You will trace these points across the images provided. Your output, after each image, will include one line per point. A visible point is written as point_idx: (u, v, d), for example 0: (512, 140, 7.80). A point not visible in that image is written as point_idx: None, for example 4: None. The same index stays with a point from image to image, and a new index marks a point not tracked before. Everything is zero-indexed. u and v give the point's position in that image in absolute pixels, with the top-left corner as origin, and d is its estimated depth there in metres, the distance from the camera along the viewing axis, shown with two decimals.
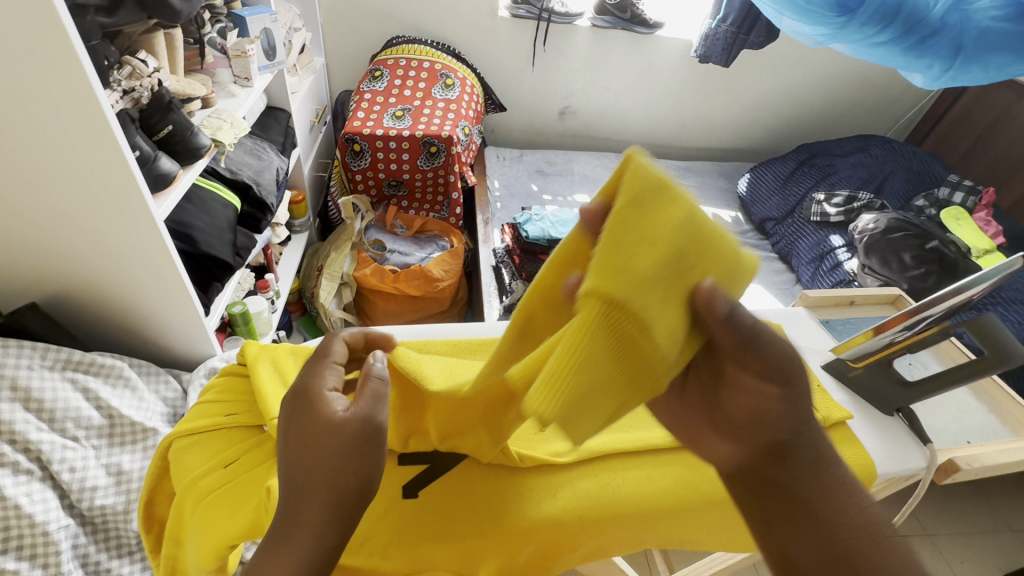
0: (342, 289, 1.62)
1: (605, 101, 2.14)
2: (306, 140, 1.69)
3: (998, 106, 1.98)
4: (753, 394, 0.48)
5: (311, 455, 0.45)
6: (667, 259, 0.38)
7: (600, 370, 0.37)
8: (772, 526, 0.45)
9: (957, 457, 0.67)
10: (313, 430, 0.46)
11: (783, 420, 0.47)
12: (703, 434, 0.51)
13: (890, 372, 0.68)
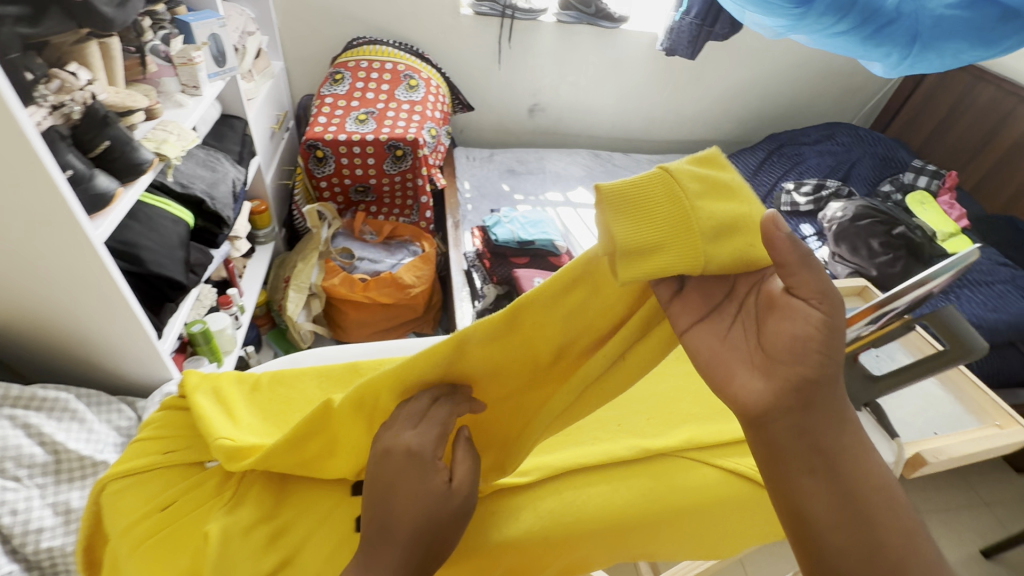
0: (311, 300, 1.58)
1: (574, 97, 2.12)
2: (267, 148, 1.64)
3: (959, 90, 2.01)
4: (799, 323, 0.44)
5: (409, 514, 0.46)
6: (718, 185, 0.47)
7: (646, 204, 0.44)
8: (788, 476, 0.45)
9: (925, 450, 0.68)
10: (411, 485, 0.46)
11: (817, 357, 0.44)
12: (734, 366, 0.46)
13: (856, 367, 0.68)
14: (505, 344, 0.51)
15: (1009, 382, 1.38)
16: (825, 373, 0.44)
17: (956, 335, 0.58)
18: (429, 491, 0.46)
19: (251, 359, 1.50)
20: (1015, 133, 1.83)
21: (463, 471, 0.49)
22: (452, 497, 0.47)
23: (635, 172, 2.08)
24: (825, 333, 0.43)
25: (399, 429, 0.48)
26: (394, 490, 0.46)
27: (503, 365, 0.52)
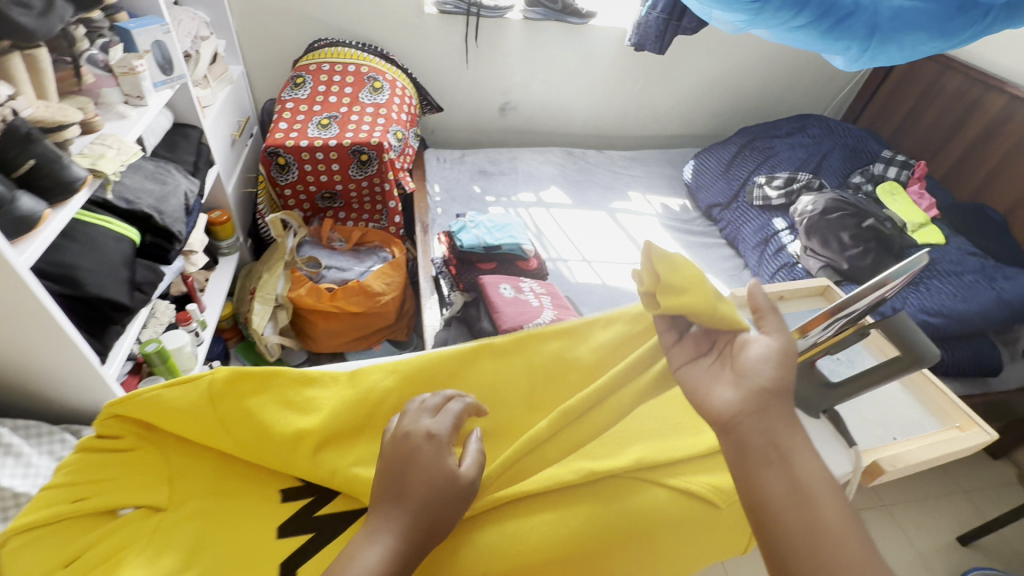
0: (277, 311, 1.54)
1: (545, 94, 2.09)
2: (227, 156, 1.59)
3: (927, 78, 2.02)
4: (764, 345, 0.49)
5: (422, 486, 0.48)
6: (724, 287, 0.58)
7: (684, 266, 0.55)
8: (749, 469, 0.44)
9: (882, 458, 0.66)
10: (427, 461, 0.49)
11: (779, 370, 0.47)
12: (708, 383, 0.50)
13: (812, 372, 0.66)
14: (506, 375, 0.64)
15: (980, 371, 1.38)
16: (784, 380, 0.47)
17: (906, 342, 0.57)
18: (443, 467, 0.49)
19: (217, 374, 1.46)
20: (983, 121, 1.83)
21: (472, 460, 0.52)
22: (462, 480, 0.50)
23: (609, 169, 2.06)
24: (782, 356, 0.48)
25: (420, 415, 0.53)
26: (410, 463, 0.49)
27: (502, 389, 0.64)
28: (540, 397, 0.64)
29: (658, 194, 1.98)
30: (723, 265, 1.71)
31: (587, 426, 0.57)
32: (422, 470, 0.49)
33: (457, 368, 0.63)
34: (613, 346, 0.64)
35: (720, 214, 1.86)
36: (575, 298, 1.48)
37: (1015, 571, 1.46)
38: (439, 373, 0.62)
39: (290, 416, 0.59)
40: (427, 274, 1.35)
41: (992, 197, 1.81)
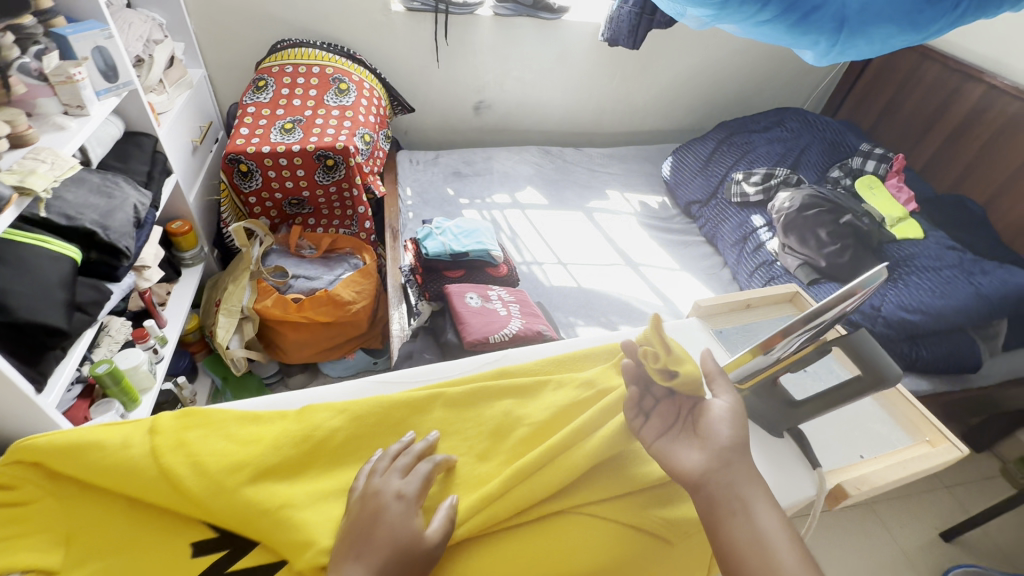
0: (243, 323, 1.49)
1: (520, 91, 2.04)
2: (188, 164, 1.54)
3: (906, 68, 1.99)
4: (722, 406, 0.54)
5: (386, 543, 0.47)
6: None
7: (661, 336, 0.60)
8: (716, 521, 0.49)
9: (847, 481, 0.62)
10: (396, 521, 0.49)
11: (736, 428, 0.53)
12: (673, 445, 0.53)
13: (775, 391, 0.64)
14: (457, 425, 0.61)
15: (960, 368, 1.36)
16: (740, 436, 0.52)
17: (870, 363, 0.56)
18: (411, 528, 0.49)
19: (182, 390, 1.42)
20: (962, 111, 1.81)
21: (439, 524, 0.51)
22: (426, 543, 0.49)
23: (587, 167, 2.02)
24: (734, 413, 0.54)
25: (390, 475, 0.53)
26: (377, 519, 0.49)
27: (461, 433, 0.61)
28: (486, 445, 0.60)
29: (636, 192, 1.95)
30: (702, 263, 1.68)
31: (545, 479, 0.55)
32: (391, 524, 0.49)
33: (408, 412, 0.61)
34: (563, 408, 0.62)
35: (699, 211, 1.83)
36: (549, 303, 1.44)
37: (999, 566, 1.45)
38: (397, 419, 0.60)
39: (228, 447, 0.54)
40: (395, 283, 1.31)
41: (972, 188, 1.79)
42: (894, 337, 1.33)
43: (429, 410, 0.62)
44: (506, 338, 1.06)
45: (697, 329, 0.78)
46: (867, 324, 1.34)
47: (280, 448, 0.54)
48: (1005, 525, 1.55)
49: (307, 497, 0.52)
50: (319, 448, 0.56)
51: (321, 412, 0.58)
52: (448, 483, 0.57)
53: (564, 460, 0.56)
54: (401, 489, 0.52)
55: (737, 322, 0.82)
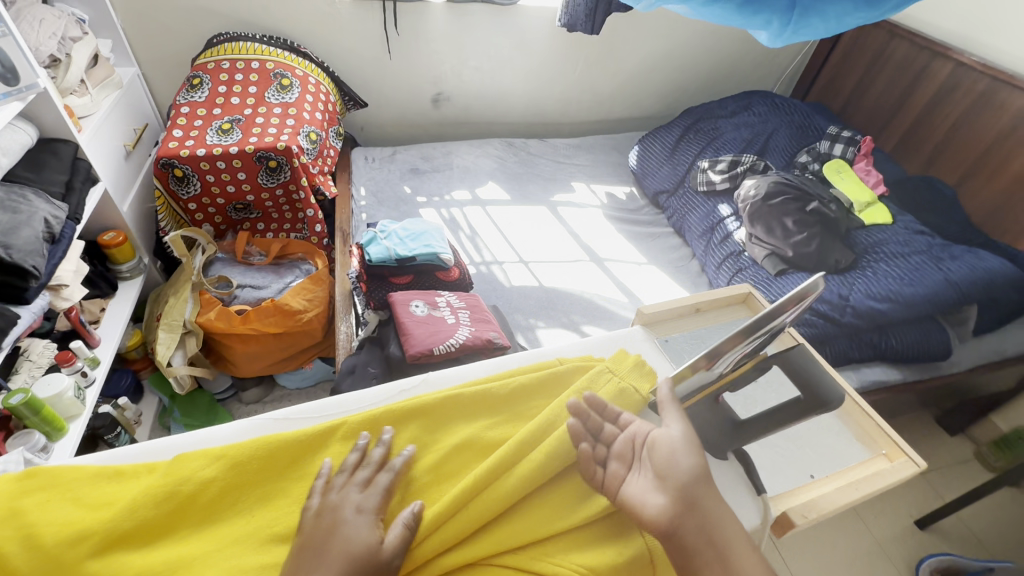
0: (187, 338, 1.40)
1: (480, 83, 1.96)
2: (121, 171, 1.44)
3: (874, 47, 1.94)
4: (671, 436, 0.55)
5: (343, 552, 0.49)
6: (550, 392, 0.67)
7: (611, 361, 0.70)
8: (694, 567, 0.49)
9: (794, 509, 0.58)
10: (359, 532, 0.51)
11: (692, 463, 0.53)
12: (634, 490, 0.53)
13: (719, 408, 0.64)
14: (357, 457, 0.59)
15: (929, 356, 1.33)
16: (695, 470, 0.53)
17: (810, 380, 0.59)
18: (368, 538, 0.50)
19: (124, 413, 1.33)
20: (930, 90, 1.77)
21: (399, 531, 0.51)
22: (383, 554, 0.49)
23: (552, 159, 1.95)
24: (684, 442, 0.55)
25: (348, 488, 0.55)
26: (332, 532, 0.50)
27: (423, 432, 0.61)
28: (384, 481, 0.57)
29: (603, 183, 1.88)
30: (670, 256, 1.62)
31: (477, 506, 0.55)
32: (351, 529, 0.51)
33: (305, 448, 0.58)
34: (460, 446, 0.60)
35: (667, 201, 1.77)
36: (507, 305, 1.38)
37: (972, 554, 1.43)
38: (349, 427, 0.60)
39: (73, 514, 0.51)
40: (340, 291, 1.24)
41: (942, 168, 1.75)
42: (863, 328, 1.29)
43: (327, 446, 0.59)
44: (453, 348, 1.00)
45: (642, 340, 0.76)
46: (836, 315, 1.28)
47: (137, 511, 0.51)
48: (980, 510, 1.52)
49: (166, 563, 0.50)
50: (235, 489, 0.55)
51: (194, 463, 0.55)
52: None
53: (473, 508, 0.55)
54: (361, 504, 0.53)
55: (688, 329, 0.79)
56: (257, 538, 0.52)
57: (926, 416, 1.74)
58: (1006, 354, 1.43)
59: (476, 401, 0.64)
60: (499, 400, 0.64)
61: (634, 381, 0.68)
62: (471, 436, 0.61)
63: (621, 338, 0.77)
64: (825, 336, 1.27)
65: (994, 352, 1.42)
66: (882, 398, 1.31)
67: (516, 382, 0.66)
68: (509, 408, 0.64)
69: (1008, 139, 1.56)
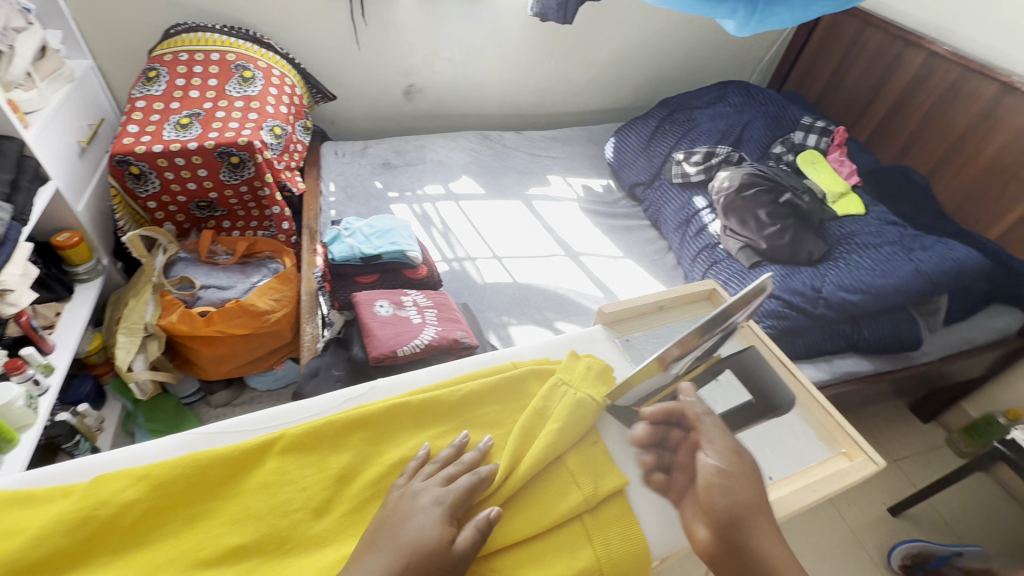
0: (148, 342, 1.36)
1: (452, 74, 1.91)
2: (75, 169, 1.38)
3: (849, 36, 1.93)
4: (710, 471, 0.55)
5: (409, 544, 0.49)
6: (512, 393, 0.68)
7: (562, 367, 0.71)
8: None
9: None
10: (428, 523, 0.51)
11: (732, 499, 0.53)
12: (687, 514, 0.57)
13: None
14: (294, 472, 0.57)
15: (899, 347, 1.34)
16: (735, 507, 0.52)
17: (757, 381, 0.69)
18: (438, 534, 0.50)
19: (83, 420, 1.28)
20: (904, 79, 1.76)
21: (470, 532, 0.51)
22: (452, 551, 0.50)
23: (528, 151, 1.92)
24: (721, 473, 0.54)
25: (430, 481, 0.56)
26: (404, 521, 0.51)
27: (432, 418, 0.64)
28: (327, 495, 0.56)
29: (580, 175, 1.86)
30: (646, 249, 1.61)
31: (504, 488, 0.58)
32: (416, 523, 0.51)
33: (237, 466, 0.56)
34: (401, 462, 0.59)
35: (644, 193, 1.75)
36: (478, 302, 1.35)
37: (943, 539, 1.44)
38: (387, 422, 0.62)
39: None
40: (306, 291, 1.21)
41: (915, 158, 1.76)
42: (836, 319, 1.29)
43: (262, 462, 0.57)
44: (418, 349, 0.97)
45: (603, 341, 0.78)
46: (809, 307, 1.28)
47: (48, 538, 0.49)
48: (950, 497, 1.54)
49: None
50: (247, 485, 0.55)
51: (114, 484, 0.53)
52: (278, 546, 0.53)
53: (507, 489, 0.58)
54: (436, 495, 0.54)
55: (648, 328, 0.80)
56: (182, 563, 0.50)
57: (900, 404, 1.75)
58: (975, 343, 1.44)
59: (449, 399, 0.65)
60: (445, 410, 0.65)
61: (588, 388, 0.68)
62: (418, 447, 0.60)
63: (581, 338, 0.78)
64: (798, 328, 1.27)
65: (965, 341, 1.43)
66: (854, 388, 1.32)
67: (464, 390, 0.66)
68: (456, 417, 0.65)
69: (978, 128, 1.57)
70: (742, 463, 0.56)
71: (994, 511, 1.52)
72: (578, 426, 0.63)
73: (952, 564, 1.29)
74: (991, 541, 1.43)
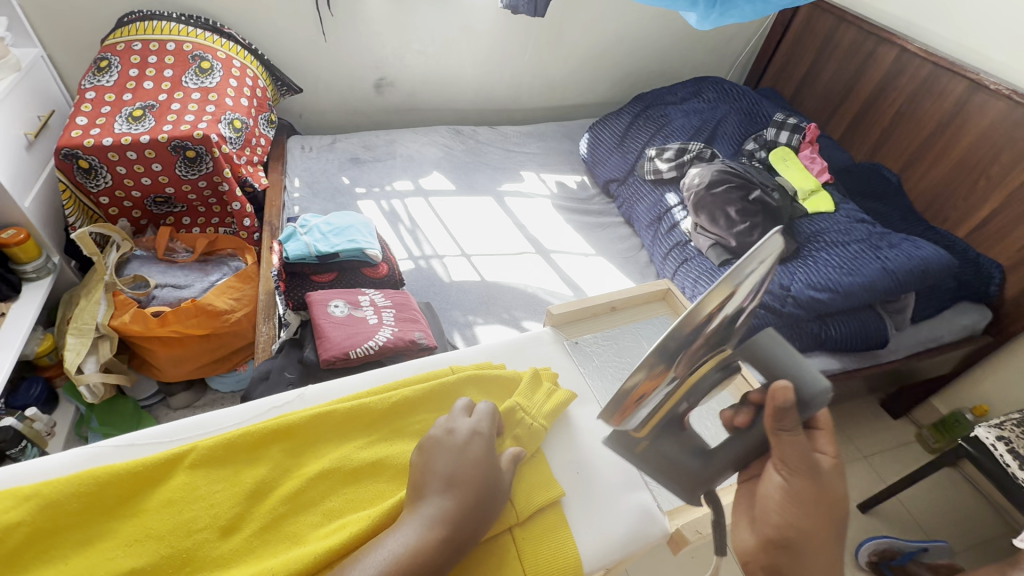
0: (99, 343, 1.30)
1: (424, 67, 1.87)
2: (22, 163, 1.31)
3: (823, 32, 1.93)
4: (775, 486, 0.51)
5: (463, 471, 0.54)
6: (467, 392, 0.68)
7: (508, 374, 0.71)
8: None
9: (688, 525, 0.63)
10: (475, 461, 0.55)
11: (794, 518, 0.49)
12: (743, 515, 0.53)
13: (683, 436, 0.60)
14: (204, 487, 0.55)
15: (867, 344, 1.34)
16: (796, 528, 0.48)
17: (781, 370, 0.55)
18: (486, 462, 0.55)
19: (32, 425, 1.23)
20: (877, 75, 1.76)
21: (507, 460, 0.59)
22: (501, 480, 0.56)
23: (501, 147, 1.89)
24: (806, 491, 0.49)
25: (458, 416, 0.60)
26: (451, 454, 0.55)
27: (417, 405, 0.65)
28: (238, 512, 0.54)
29: (553, 171, 1.83)
30: (618, 246, 1.59)
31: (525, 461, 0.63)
32: (465, 458, 0.55)
33: (142, 482, 0.54)
34: (326, 472, 0.58)
35: (617, 189, 1.74)
36: (443, 301, 1.32)
37: (911, 535, 1.42)
38: (393, 403, 0.64)
39: None
40: (262, 290, 1.17)
41: (887, 155, 1.76)
42: (804, 318, 1.28)
43: (169, 477, 0.55)
44: (372, 350, 0.94)
45: (548, 343, 0.80)
46: (777, 305, 1.26)
47: None
48: (918, 493, 1.53)
49: None
50: (268, 455, 0.58)
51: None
52: (179, 567, 0.50)
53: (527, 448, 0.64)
54: (465, 424, 0.58)
55: (599, 330, 0.84)
56: None
57: (871, 401, 1.75)
58: (941, 340, 1.45)
59: (397, 389, 0.67)
60: (375, 417, 0.63)
61: (541, 415, 0.67)
62: (341, 460, 0.59)
63: (527, 342, 0.80)
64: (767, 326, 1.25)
65: (930, 338, 1.44)
66: None
67: (397, 397, 0.65)
68: (390, 425, 0.64)
69: (948, 125, 1.57)
70: (817, 487, 0.49)
71: (959, 505, 1.52)
72: (527, 445, 0.64)
73: (916, 560, 1.28)
74: (955, 538, 1.44)
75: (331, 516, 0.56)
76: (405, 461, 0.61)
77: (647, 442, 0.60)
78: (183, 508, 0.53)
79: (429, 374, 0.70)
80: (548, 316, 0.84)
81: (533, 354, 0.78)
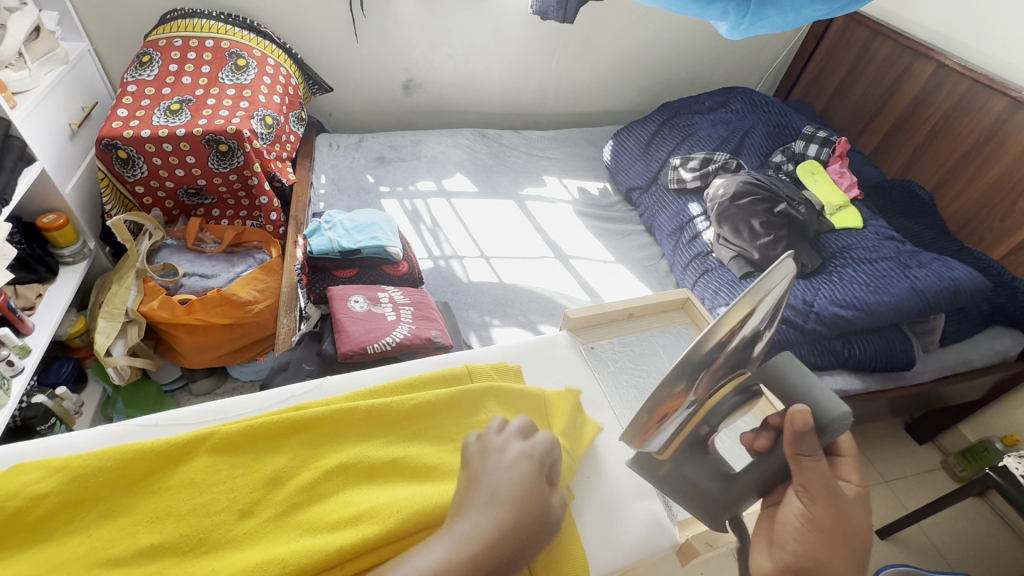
0: (127, 327, 1.35)
1: (452, 70, 1.89)
2: (65, 151, 1.37)
3: (858, 45, 1.89)
4: (795, 513, 0.50)
5: (509, 497, 0.47)
6: (489, 403, 0.68)
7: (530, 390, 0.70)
8: None
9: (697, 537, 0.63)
10: (525, 489, 0.47)
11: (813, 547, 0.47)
12: (761, 540, 0.51)
13: (708, 458, 0.60)
14: (224, 473, 0.56)
15: (892, 365, 1.30)
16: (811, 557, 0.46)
17: (798, 395, 0.57)
18: (534, 488, 0.48)
19: (61, 403, 1.27)
20: (912, 91, 1.72)
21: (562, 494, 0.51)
22: (552, 510, 0.48)
23: (524, 151, 1.89)
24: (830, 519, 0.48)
25: (508, 435, 0.53)
26: (495, 476, 0.48)
27: (437, 408, 0.66)
28: (255, 497, 0.55)
29: (575, 177, 1.83)
30: (638, 254, 1.58)
31: None
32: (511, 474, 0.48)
33: (165, 462, 0.55)
34: (342, 467, 0.59)
35: (640, 198, 1.72)
36: (460, 301, 1.33)
37: (934, 566, 1.37)
38: (412, 403, 0.65)
39: None
40: (285, 282, 1.19)
41: (920, 173, 1.71)
42: (827, 335, 1.25)
43: (191, 459, 0.56)
44: (390, 346, 0.95)
45: (564, 348, 0.80)
46: (800, 321, 1.24)
47: None
48: (941, 522, 1.48)
49: None
50: (286, 445, 0.59)
51: (27, 476, 0.52)
52: (196, 547, 0.52)
53: None
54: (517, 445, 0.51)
55: (615, 336, 0.84)
56: (90, 560, 0.49)
57: (895, 424, 1.70)
58: (971, 365, 1.40)
59: (418, 390, 0.68)
60: (394, 416, 0.64)
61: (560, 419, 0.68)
62: (360, 456, 0.60)
63: (542, 345, 0.80)
64: (788, 342, 1.23)
65: (961, 362, 1.39)
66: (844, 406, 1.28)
67: (416, 399, 0.66)
68: (407, 427, 0.64)
69: (986, 144, 1.52)
70: (838, 516, 0.48)
71: (987, 538, 1.46)
72: None
73: None
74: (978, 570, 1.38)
75: (342, 505, 0.56)
76: (419, 461, 0.62)
77: (670, 465, 0.58)
78: (203, 491, 0.54)
79: (449, 376, 0.70)
80: (564, 321, 0.83)
81: (547, 361, 0.78)
